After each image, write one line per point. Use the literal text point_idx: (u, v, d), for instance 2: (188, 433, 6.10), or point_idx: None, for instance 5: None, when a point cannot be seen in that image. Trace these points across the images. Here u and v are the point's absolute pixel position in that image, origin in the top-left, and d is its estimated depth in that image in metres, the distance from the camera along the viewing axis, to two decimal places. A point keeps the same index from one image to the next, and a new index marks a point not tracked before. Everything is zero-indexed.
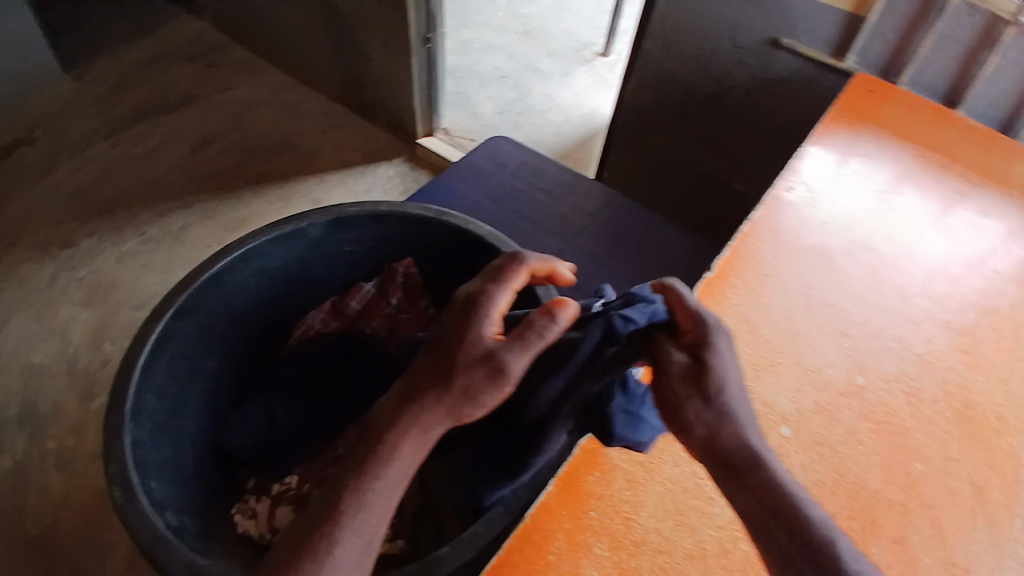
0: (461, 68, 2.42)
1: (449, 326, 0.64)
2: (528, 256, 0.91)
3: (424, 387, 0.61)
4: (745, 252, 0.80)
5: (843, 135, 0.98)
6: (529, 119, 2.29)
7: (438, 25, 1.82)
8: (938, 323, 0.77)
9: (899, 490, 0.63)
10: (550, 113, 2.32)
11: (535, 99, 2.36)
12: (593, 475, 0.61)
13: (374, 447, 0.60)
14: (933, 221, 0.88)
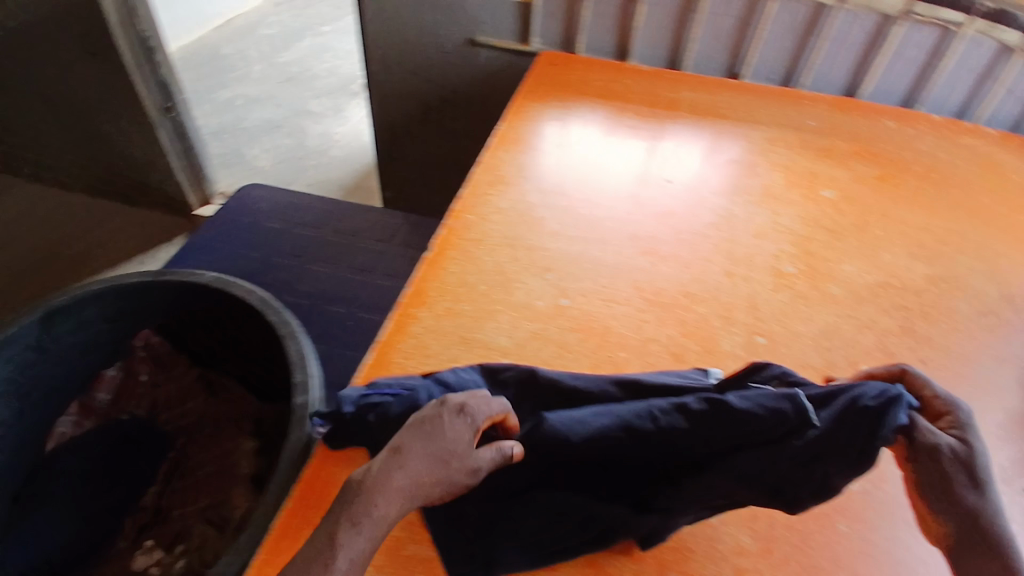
0: (228, 129, 2.36)
1: (454, 429, 0.54)
2: (255, 289, 0.86)
3: (405, 462, 0.51)
4: (458, 225, 0.90)
5: (537, 108, 1.16)
6: (312, 160, 2.28)
7: (173, 92, 1.81)
8: (627, 236, 0.92)
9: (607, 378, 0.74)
10: (332, 149, 2.32)
11: (312, 139, 2.35)
12: (335, 467, 0.63)
13: (351, 503, 0.49)
14: (647, 152, 1.07)
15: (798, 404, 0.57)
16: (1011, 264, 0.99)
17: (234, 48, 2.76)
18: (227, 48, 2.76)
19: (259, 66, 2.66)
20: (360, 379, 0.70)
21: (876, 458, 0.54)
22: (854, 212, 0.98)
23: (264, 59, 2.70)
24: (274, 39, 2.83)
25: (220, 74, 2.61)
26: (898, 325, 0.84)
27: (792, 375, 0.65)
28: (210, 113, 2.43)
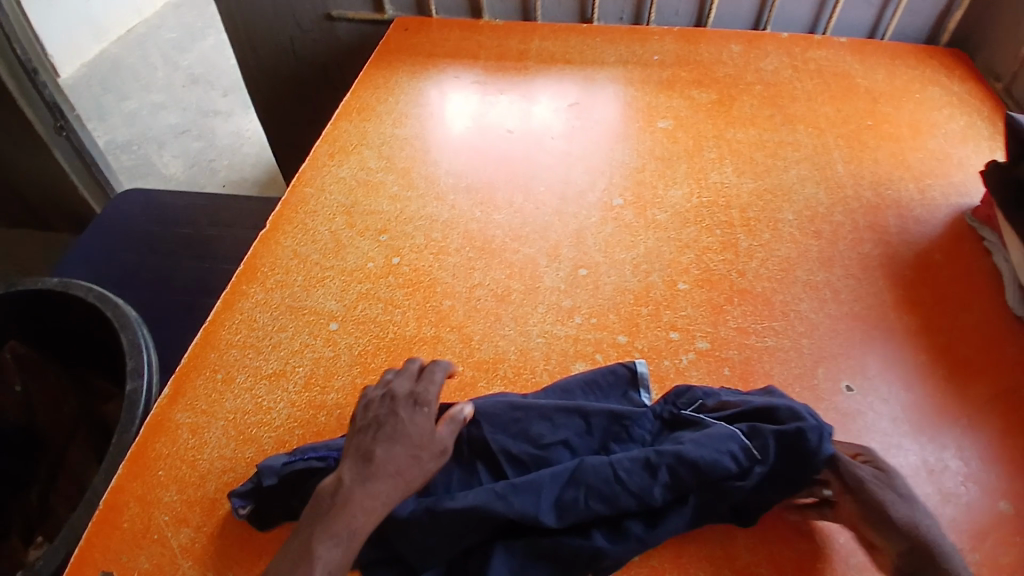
0: (137, 140, 2.19)
1: (414, 423, 0.60)
2: (94, 287, 0.92)
3: (376, 447, 0.58)
4: (294, 201, 0.93)
5: (387, 74, 1.17)
6: (225, 160, 2.14)
7: (64, 109, 1.61)
8: (465, 189, 0.95)
9: (431, 327, 0.77)
10: (245, 145, 2.19)
11: (223, 138, 2.21)
12: (158, 441, 0.67)
13: (334, 492, 0.55)
14: (514, 105, 1.10)
15: (739, 445, 0.58)
16: (848, 166, 1.00)
17: (136, 57, 2.55)
18: (126, 55, 2.56)
19: (163, 70, 2.49)
20: (188, 357, 0.74)
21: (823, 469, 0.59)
22: (687, 140, 1.03)
23: (167, 63, 2.52)
24: (176, 40, 2.65)
25: (119, 84, 2.41)
26: (719, 241, 0.88)
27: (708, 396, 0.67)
28: (114, 126, 2.24)
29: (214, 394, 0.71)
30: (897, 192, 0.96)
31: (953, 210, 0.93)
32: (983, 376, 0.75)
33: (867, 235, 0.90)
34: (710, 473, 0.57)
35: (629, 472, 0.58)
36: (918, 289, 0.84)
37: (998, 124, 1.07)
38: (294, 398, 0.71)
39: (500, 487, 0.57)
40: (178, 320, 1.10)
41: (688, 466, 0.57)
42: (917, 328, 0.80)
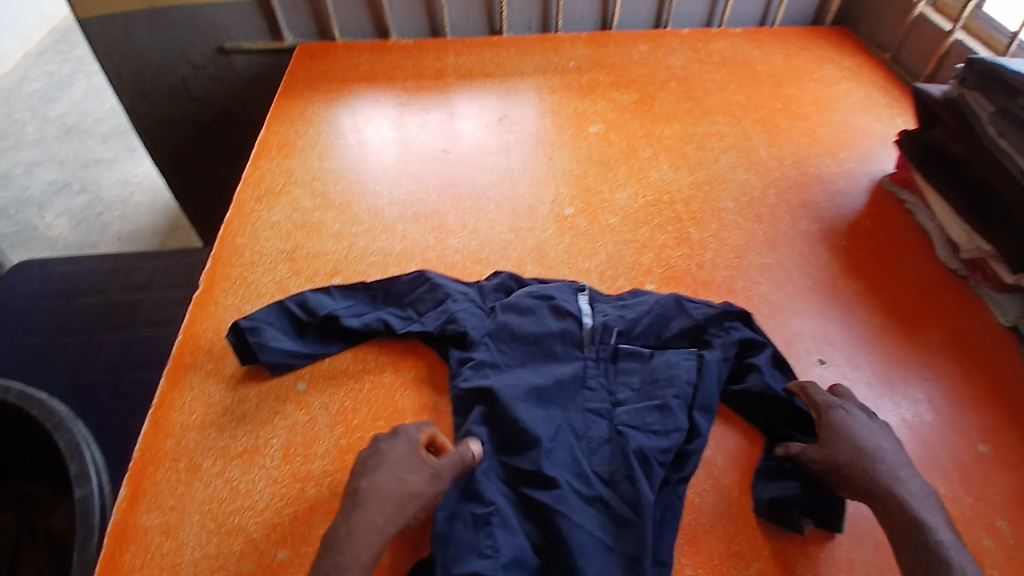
0: (11, 206, 1.94)
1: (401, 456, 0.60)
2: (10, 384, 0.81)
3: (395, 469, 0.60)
4: (228, 254, 0.85)
5: (301, 104, 1.11)
6: (117, 211, 1.94)
7: None
8: (412, 217, 0.91)
9: (411, 370, 0.73)
10: (137, 193, 2.00)
11: (110, 188, 2.00)
12: (126, 553, 0.58)
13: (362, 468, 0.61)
14: (441, 125, 1.08)
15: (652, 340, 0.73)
16: (770, 149, 1.05)
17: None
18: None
19: (32, 124, 2.20)
20: (140, 450, 0.66)
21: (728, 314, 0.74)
22: (620, 141, 1.05)
23: (35, 117, 2.23)
24: (41, 90, 2.34)
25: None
26: (673, 237, 0.90)
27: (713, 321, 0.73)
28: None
29: (181, 487, 0.63)
30: (818, 167, 1.02)
31: (870, 178, 1.01)
32: (931, 327, 0.81)
33: (802, 210, 0.95)
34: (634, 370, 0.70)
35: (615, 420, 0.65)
36: (857, 256, 0.90)
37: (890, 94, 1.17)
38: (274, 473, 0.64)
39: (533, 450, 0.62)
40: (108, 404, 1.01)
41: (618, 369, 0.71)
42: (866, 292, 0.85)
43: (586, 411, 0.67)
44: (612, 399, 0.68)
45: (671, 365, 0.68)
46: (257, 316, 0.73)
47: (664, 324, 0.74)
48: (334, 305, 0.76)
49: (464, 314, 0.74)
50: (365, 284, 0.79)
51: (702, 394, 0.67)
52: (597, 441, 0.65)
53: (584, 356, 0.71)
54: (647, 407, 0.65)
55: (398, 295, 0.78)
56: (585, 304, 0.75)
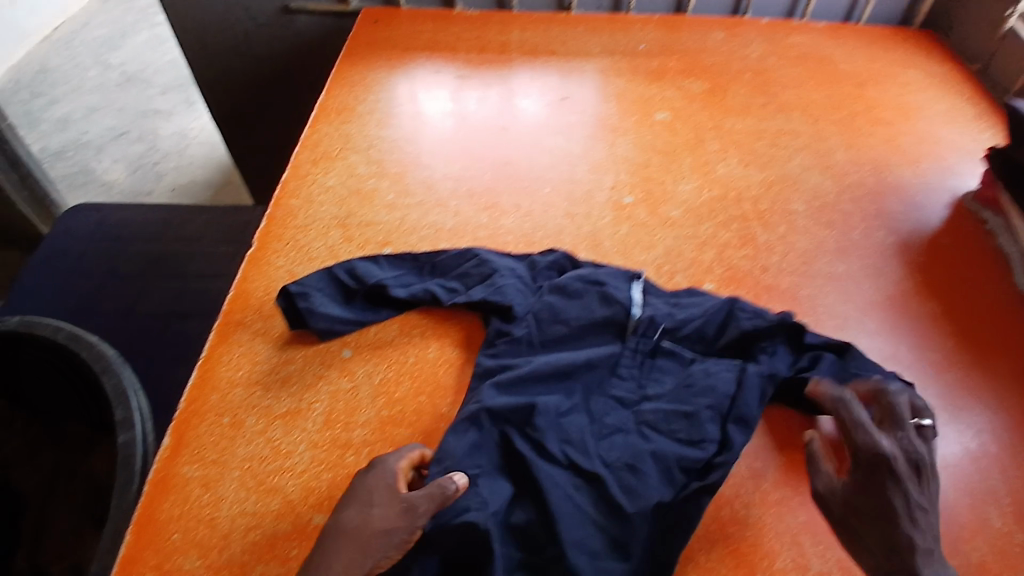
0: (71, 147, 1.99)
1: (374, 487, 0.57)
2: (63, 325, 0.83)
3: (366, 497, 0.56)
4: (281, 214, 0.85)
5: (362, 69, 1.09)
6: (171, 162, 1.98)
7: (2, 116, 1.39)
8: (466, 194, 0.89)
9: (455, 347, 0.71)
10: (191, 146, 2.03)
11: (166, 140, 2.04)
12: (166, 502, 0.59)
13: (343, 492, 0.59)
14: (502, 101, 1.05)
15: (697, 341, 0.70)
16: (846, 152, 1.00)
17: (65, 58, 2.29)
18: (53, 56, 2.30)
19: (96, 70, 2.25)
20: (186, 401, 0.66)
21: (785, 318, 0.69)
22: (687, 132, 1.01)
23: (100, 64, 2.27)
24: (108, 37, 2.39)
25: (49, 88, 2.16)
26: (736, 236, 0.86)
27: (767, 326, 0.69)
28: (45, 134, 2.02)
29: (223, 442, 0.63)
30: (896, 176, 0.96)
31: (952, 193, 0.95)
32: (1007, 357, 0.76)
33: (875, 221, 0.90)
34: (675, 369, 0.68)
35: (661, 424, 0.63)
36: (932, 274, 0.84)
37: (980, 104, 1.09)
38: (315, 437, 0.64)
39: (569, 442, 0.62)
40: (154, 350, 1.02)
41: (661, 366, 0.68)
42: (939, 313, 0.80)
43: (608, 398, 0.66)
44: (641, 393, 0.66)
45: (709, 374, 0.66)
46: (305, 281, 0.72)
47: (718, 328, 0.70)
48: (382, 274, 0.75)
49: (511, 289, 0.73)
50: (413, 255, 0.77)
51: (742, 407, 0.64)
52: (610, 428, 0.63)
53: (622, 346, 0.69)
54: (675, 412, 0.64)
55: (446, 267, 0.76)
56: (636, 294, 0.72)
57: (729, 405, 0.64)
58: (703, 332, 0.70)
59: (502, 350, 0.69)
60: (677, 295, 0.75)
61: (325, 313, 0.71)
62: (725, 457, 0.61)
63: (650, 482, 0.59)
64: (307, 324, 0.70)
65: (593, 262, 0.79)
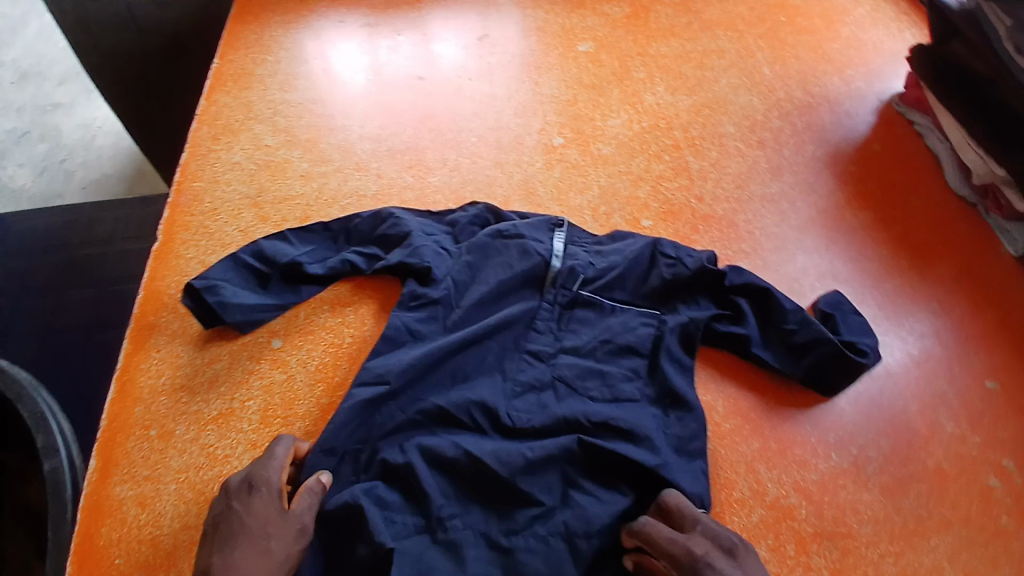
0: None
1: (254, 512, 0.52)
2: None
3: (249, 523, 0.51)
4: (184, 200, 0.78)
5: (256, 27, 1.00)
6: (77, 158, 1.81)
7: None
8: (386, 154, 0.83)
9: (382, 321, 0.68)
10: (96, 137, 1.85)
11: (69, 134, 1.85)
12: (102, 528, 0.55)
13: (216, 517, 0.52)
14: (413, 48, 0.97)
15: (623, 286, 0.68)
16: (774, 67, 0.97)
17: None
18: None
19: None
20: (107, 418, 0.61)
21: (711, 255, 0.69)
22: (612, 62, 0.96)
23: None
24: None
25: None
26: (671, 167, 0.84)
27: (688, 258, 0.68)
28: None
29: (155, 456, 0.59)
30: (824, 87, 0.95)
31: (878, 99, 0.94)
32: (944, 258, 0.77)
33: (807, 135, 0.89)
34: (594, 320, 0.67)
35: (586, 384, 0.63)
36: (865, 183, 0.84)
37: (901, 2, 1.07)
38: (254, 437, 0.60)
39: (474, 411, 0.60)
40: (84, 369, 0.97)
41: (580, 321, 0.67)
42: (874, 221, 0.80)
43: (523, 354, 0.65)
44: (557, 345, 0.65)
45: (627, 329, 0.66)
46: (209, 274, 0.67)
47: (641, 274, 0.69)
48: (295, 251, 0.70)
49: (429, 251, 0.69)
50: (324, 224, 0.73)
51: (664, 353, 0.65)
52: (524, 385, 0.63)
53: (541, 300, 0.68)
54: (589, 369, 0.64)
55: (362, 234, 0.72)
56: (557, 244, 0.71)
57: (651, 351, 0.65)
58: (627, 275, 0.69)
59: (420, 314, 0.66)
60: (600, 242, 0.72)
61: (242, 303, 0.66)
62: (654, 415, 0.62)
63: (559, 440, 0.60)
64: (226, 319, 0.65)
65: (518, 214, 0.76)
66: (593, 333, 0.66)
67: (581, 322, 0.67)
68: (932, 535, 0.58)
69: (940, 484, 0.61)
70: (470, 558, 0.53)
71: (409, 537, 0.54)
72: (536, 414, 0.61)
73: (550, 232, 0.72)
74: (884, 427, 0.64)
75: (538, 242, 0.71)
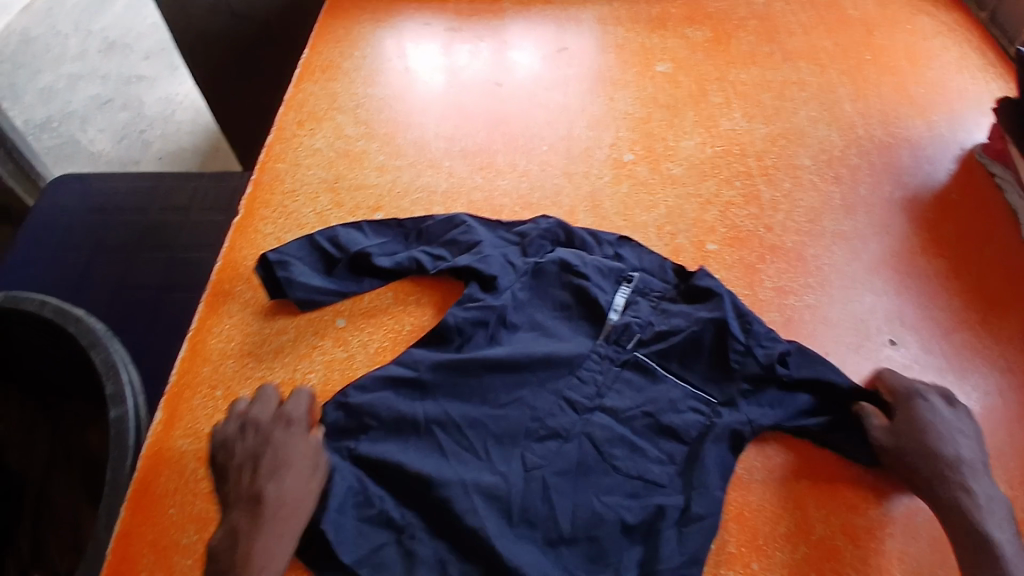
0: (55, 117, 1.92)
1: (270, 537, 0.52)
2: (49, 300, 0.82)
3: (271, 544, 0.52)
4: (267, 179, 0.81)
5: (348, 23, 1.04)
6: (157, 130, 1.91)
7: None
8: (459, 154, 0.86)
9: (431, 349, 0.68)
10: (177, 112, 1.95)
11: (152, 106, 1.96)
12: (162, 476, 0.59)
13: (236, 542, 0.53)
14: (494, 54, 1.00)
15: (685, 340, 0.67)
16: (856, 104, 0.95)
17: (43, 24, 2.18)
18: (32, 24, 2.19)
19: (77, 36, 2.13)
20: (178, 374, 0.65)
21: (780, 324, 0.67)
22: (690, 84, 0.96)
23: (79, 27, 2.17)
24: (85, 0, 2.23)
25: (30, 57, 2.07)
26: (740, 193, 0.83)
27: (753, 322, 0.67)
28: (28, 105, 1.95)
29: (217, 416, 0.62)
30: (906, 128, 0.93)
31: (961, 146, 0.91)
32: (1016, 315, 0.74)
33: (884, 175, 0.87)
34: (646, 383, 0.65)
35: (617, 450, 0.61)
36: (940, 229, 0.82)
37: (995, 50, 1.04)
38: (311, 408, 0.63)
39: (494, 457, 0.60)
40: (149, 324, 1.01)
41: (629, 384, 0.65)
42: (946, 270, 0.78)
43: (558, 400, 0.63)
44: (597, 400, 0.64)
45: (675, 407, 0.63)
46: (285, 248, 0.70)
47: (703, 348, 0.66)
48: (366, 242, 0.73)
49: (495, 262, 0.71)
50: (398, 220, 0.75)
51: (687, 420, 0.63)
52: (549, 433, 0.61)
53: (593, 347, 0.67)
54: (622, 436, 0.62)
55: (432, 236, 0.74)
56: (619, 298, 0.70)
57: (705, 430, 0.62)
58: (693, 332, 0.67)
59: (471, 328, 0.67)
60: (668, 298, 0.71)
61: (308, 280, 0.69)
62: (643, 479, 0.60)
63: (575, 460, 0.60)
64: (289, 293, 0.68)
65: (589, 231, 0.76)
66: (639, 399, 0.64)
67: (632, 387, 0.65)
68: None
69: None
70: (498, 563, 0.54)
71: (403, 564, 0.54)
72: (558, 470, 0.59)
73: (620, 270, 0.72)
74: None
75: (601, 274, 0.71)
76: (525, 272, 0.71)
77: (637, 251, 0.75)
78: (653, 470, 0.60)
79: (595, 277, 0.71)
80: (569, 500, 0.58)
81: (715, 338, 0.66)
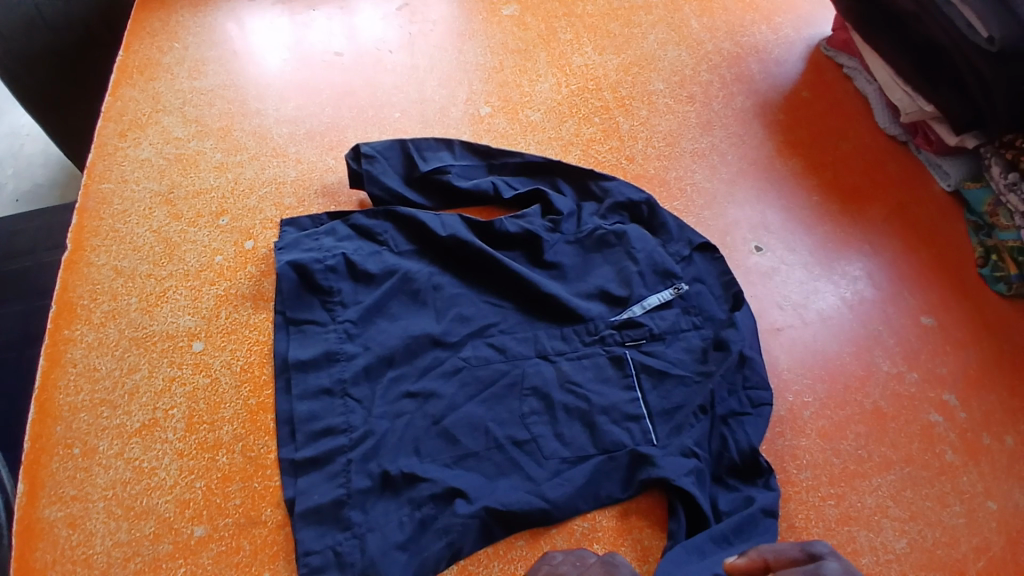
0: None
1: None
2: None
3: None
4: (92, 203, 0.73)
5: (163, 14, 0.93)
6: (9, 169, 1.48)
7: None
8: (303, 137, 0.80)
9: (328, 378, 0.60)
10: (28, 144, 1.51)
11: None
12: (35, 551, 0.53)
13: None
14: (329, 23, 0.92)
15: (634, 298, 0.65)
16: (702, 19, 0.95)
17: None
18: None
19: None
20: (29, 439, 0.58)
21: (742, 301, 0.65)
22: (538, 25, 0.93)
23: None
24: None
25: None
26: (601, 129, 0.82)
27: (693, 299, 0.65)
28: None
29: (80, 474, 0.57)
30: (752, 35, 0.93)
31: (807, 44, 0.92)
32: (874, 199, 0.77)
33: (737, 86, 0.87)
34: (591, 330, 0.63)
35: (560, 417, 0.59)
36: (796, 130, 0.83)
37: None
38: (180, 446, 0.58)
39: (424, 441, 0.57)
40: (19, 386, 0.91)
41: (567, 342, 0.63)
42: (806, 169, 0.80)
43: (488, 356, 0.62)
44: (559, 356, 0.62)
45: (599, 367, 0.62)
46: (377, 144, 0.73)
47: (659, 309, 0.65)
48: (313, 222, 0.70)
49: (434, 221, 0.67)
50: (354, 186, 0.72)
51: (624, 435, 0.58)
52: (487, 396, 0.60)
53: (545, 317, 0.64)
54: (564, 385, 0.60)
55: (516, 167, 0.74)
56: (575, 258, 0.68)
57: (639, 384, 0.61)
58: (638, 306, 0.64)
59: (403, 326, 0.63)
60: (637, 262, 0.66)
61: (283, 242, 0.67)
62: (528, 488, 0.55)
63: (423, 424, 0.58)
64: (365, 188, 0.71)
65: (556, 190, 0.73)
66: (576, 354, 0.62)
67: (569, 340, 0.63)
68: (874, 475, 0.59)
69: (878, 426, 0.62)
70: (397, 561, 0.52)
71: (356, 563, 0.52)
72: (468, 454, 0.57)
73: (591, 227, 0.69)
74: (821, 373, 0.65)
75: (556, 232, 0.69)
76: (568, 235, 0.69)
77: (719, 266, 0.68)
78: (551, 466, 0.56)
79: (646, 268, 0.66)
80: (483, 481, 0.56)
81: (722, 363, 0.61)
